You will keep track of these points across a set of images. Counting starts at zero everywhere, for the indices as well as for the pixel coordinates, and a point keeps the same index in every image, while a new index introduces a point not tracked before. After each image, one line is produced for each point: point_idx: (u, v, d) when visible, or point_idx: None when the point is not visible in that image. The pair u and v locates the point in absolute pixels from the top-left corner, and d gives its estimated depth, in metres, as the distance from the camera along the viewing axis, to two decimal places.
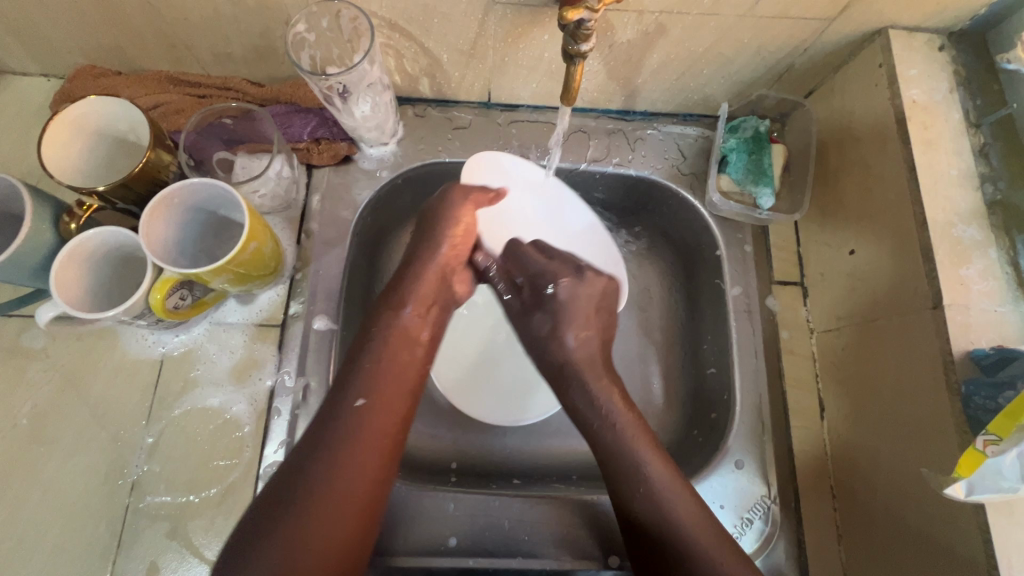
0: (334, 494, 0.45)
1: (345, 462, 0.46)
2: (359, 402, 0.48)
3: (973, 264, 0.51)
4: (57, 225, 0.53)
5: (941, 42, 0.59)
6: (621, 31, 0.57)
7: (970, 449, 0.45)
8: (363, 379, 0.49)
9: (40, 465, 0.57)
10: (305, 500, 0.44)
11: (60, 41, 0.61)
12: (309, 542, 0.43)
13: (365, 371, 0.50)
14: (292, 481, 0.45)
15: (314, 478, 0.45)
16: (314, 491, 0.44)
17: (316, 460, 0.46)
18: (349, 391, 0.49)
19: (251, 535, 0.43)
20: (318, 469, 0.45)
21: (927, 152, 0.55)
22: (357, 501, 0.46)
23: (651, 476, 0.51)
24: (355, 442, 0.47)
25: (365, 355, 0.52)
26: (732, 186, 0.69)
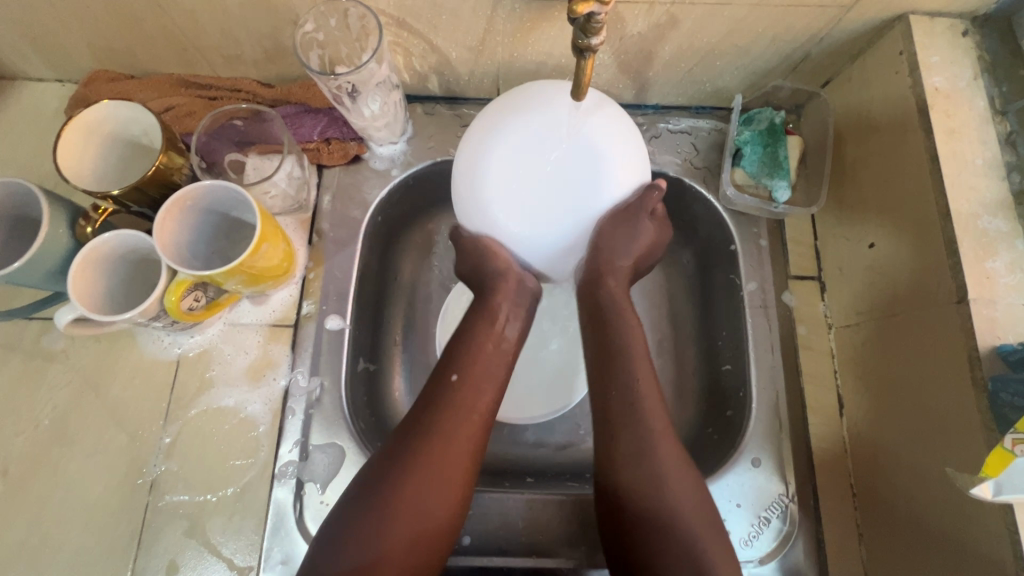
0: (428, 475, 0.46)
1: (436, 446, 0.47)
2: (453, 376, 0.51)
3: (999, 257, 0.50)
4: (73, 230, 0.54)
5: (964, 27, 0.57)
6: (632, 24, 0.56)
7: (998, 448, 0.44)
8: (455, 364, 0.52)
9: (61, 464, 0.58)
10: (400, 473, 0.46)
11: (73, 46, 0.62)
12: (393, 520, 0.44)
13: (458, 352, 0.53)
14: (374, 466, 0.47)
15: (396, 457, 0.47)
16: (404, 468, 0.46)
17: (399, 436, 0.48)
18: (443, 367, 0.52)
19: (345, 514, 0.46)
20: (404, 440, 0.48)
21: (950, 141, 0.53)
22: (451, 482, 0.47)
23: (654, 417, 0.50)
24: (435, 418, 0.49)
25: (457, 341, 0.54)
26: (746, 179, 0.67)
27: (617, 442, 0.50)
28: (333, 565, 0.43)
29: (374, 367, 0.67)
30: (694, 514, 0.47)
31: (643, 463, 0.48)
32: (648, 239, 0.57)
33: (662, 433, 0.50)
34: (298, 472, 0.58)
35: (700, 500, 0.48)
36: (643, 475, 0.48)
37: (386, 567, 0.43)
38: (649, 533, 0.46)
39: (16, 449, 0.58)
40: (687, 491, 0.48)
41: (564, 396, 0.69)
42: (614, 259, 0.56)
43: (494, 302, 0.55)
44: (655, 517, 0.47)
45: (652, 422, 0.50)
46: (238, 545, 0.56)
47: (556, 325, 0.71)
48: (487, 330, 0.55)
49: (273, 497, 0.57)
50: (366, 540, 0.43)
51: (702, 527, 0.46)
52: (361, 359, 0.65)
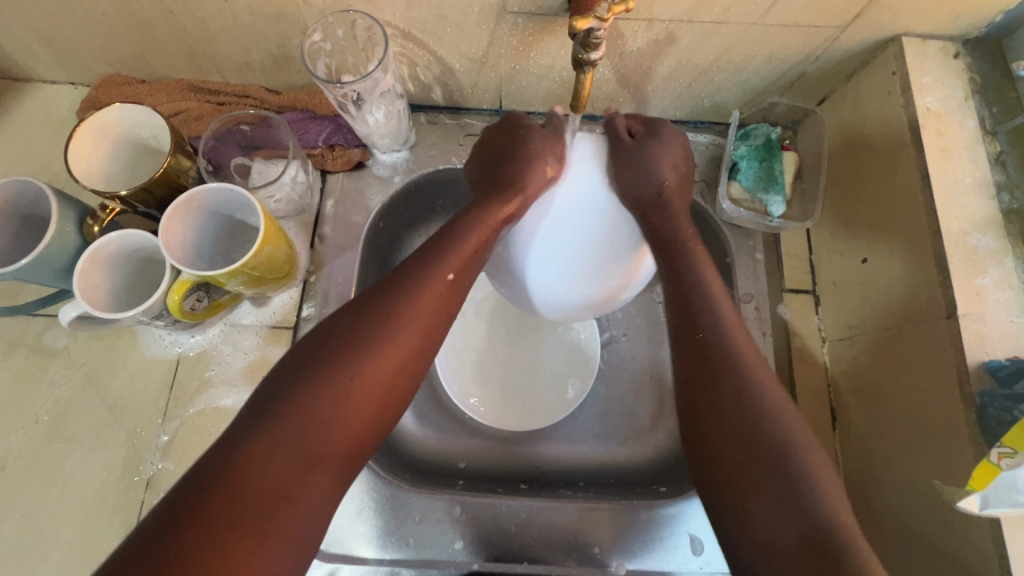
0: (374, 368, 0.41)
1: (404, 338, 0.43)
2: (448, 277, 0.47)
3: (988, 273, 0.51)
4: (81, 229, 0.55)
5: (956, 49, 0.59)
6: (631, 40, 0.58)
7: (984, 462, 0.45)
8: (450, 264, 0.47)
9: (60, 459, 0.59)
10: (346, 360, 0.41)
11: (88, 51, 0.64)
12: (345, 409, 0.40)
13: (448, 244, 0.48)
14: (339, 342, 0.42)
15: (369, 345, 0.42)
16: (370, 356, 0.41)
17: (373, 313, 0.43)
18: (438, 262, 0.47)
19: (295, 377, 0.40)
20: (381, 325, 0.43)
21: (942, 159, 0.55)
22: (402, 381, 0.43)
23: (752, 358, 0.46)
24: (417, 314, 0.44)
25: (464, 230, 0.49)
26: (742, 192, 0.68)
27: (721, 375, 0.45)
28: (250, 437, 0.37)
29: None
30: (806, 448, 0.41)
31: (748, 407, 0.43)
32: (672, 158, 0.56)
33: (759, 369, 0.45)
34: None
35: (803, 433, 0.42)
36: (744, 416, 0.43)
37: (331, 454, 0.39)
38: (766, 475, 0.40)
39: (16, 444, 0.59)
40: (794, 427, 0.42)
41: (564, 406, 0.68)
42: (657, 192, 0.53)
43: (511, 202, 0.50)
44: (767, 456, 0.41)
45: (746, 358, 0.46)
46: None
47: (552, 335, 0.72)
48: (491, 222, 0.50)
49: None
50: (286, 425, 0.38)
51: (814, 459, 0.40)
52: None
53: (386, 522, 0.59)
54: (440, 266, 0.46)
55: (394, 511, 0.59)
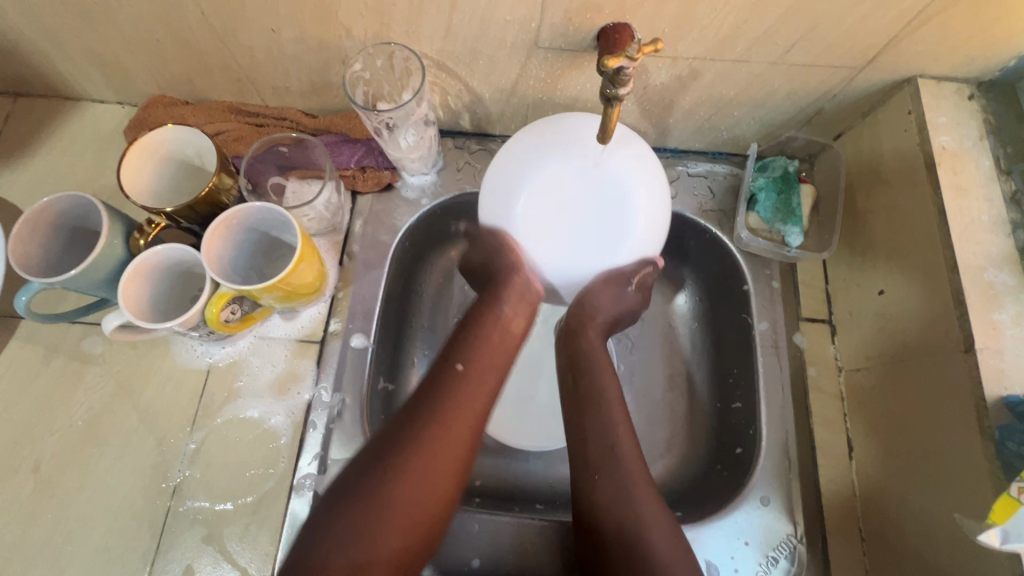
0: (417, 463, 0.47)
1: (433, 436, 0.49)
2: (459, 366, 0.54)
3: (1005, 309, 0.52)
4: (127, 242, 0.57)
5: (970, 91, 0.61)
6: (655, 75, 0.61)
7: (1004, 496, 0.46)
8: (461, 356, 0.55)
9: (90, 464, 0.60)
10: (391, 460, 0.47)
11: (138, 73, 0.68)
12: (393, 508, 0.45)
13: (464, 346, 0.57)
14: (371, 447, 0.49)
15: (404, 445, 0.48)
16: (403, 454, 0.47)
17: (399, 417, 0.51)
18: (451, 359, 0.55)
19: (343, 492, 0.46)
20: (416, 425, 0.49)
21: (957, 197, 0.56)
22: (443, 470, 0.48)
23: (627, 448, 0.54)
24: (449, 409, 0.51)
25: (464, 335, 0.58)
26: (760, 223, 0.70)
27: (610, 461, 0.53)
28: (318, 549, 0.43)
29: (392, 387, 0.69)
30: (653, 514, 0.50)
31: (619, 477, 0.52)
32: (627, 303, 0.63)
33: (629, 447, 0.54)
34: (315, 485, 0.59)
35: (649, 492, 0.52)
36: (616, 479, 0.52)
37: (380, 557, 0.44)
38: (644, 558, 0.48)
39: (49, 448, 0.61)
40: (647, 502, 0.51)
41: None
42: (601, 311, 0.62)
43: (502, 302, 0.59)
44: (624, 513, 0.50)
45: (620, 442, 0.54)
46: (253, 555, 0.57)
47: None
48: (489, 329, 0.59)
49: (290, 509, 0.59)
50: (344, 532, 0.44)
51: (652, 519, 0.50)
52: (380, 379, 0.67)
53: None
54: (449, 359, 0.55)
55: None
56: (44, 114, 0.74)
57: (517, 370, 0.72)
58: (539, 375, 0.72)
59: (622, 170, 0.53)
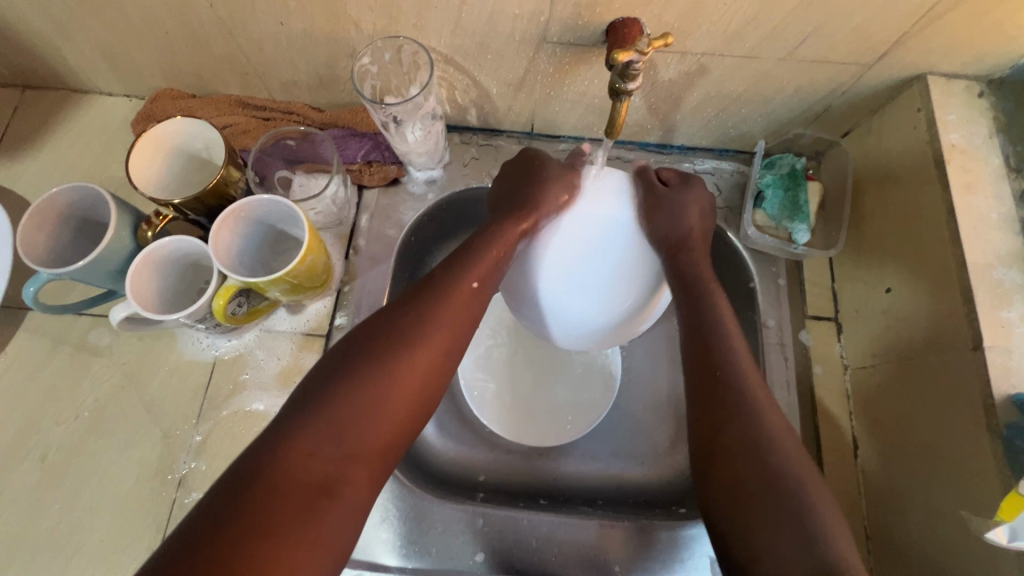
0: (411, 365, 0.45)
1: (432, 340, 0.46)
2: (471, 284, 0.50)
3: (1013, 307, 0.51)
4: (135, 233, 0.57)
5: (980, 89, 0.60)
6: (664, 71, 0.60)
7: (1012, 492, 0.47)
8: (474, 272, 0.50)
9: (97, 455, 0.61)
10: (377, 363, 0.44)
11: (146, 66, 0.68)
12: (379, 407, 0.42)
13: (474, 253, 0.52)
14: (369, 347, 0.45)
15: (399, 345, 0.45)
16: (402, 357, 0.44)
17: (408, 319, 0.47)
18: (462, 269, 0.50)
19: (333, 378, 0.43)
20: (414, 330, 0.46)
21: (967, 194, 0.56)
22: (430, 381, 0.46)
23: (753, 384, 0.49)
24: (447, 316, 0.48)
25: (481, 245, 0.53)
26: (767, 220, 0.70)
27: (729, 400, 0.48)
28: (293, 439, 0.39)
29: None
30: (790, 454, 0.45)
31: (756, 437, 0.46)
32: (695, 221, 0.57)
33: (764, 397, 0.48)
34: None
35: (800, 456, 0.45)
36: (749, 430, 0.46)
37: (360, 455, 0.41)
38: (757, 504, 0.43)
39: (56, 439, 0.61)
40: (808, 474, 0.44)
41: (588, 418, 0.69)
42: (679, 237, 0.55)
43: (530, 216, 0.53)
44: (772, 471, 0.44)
45: (753, 390, 0.48)
46: None
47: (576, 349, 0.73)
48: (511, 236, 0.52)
49: None
50: (325, 428, 0.40)
51: (800, 471, 0.44)
52: None
53: (411, 530, 0.60)
54: (462, 272, 0.50)
55: (417, 519, 0.60)
56: (51, 106, 0.74)
57: (522, 363, 0.72)
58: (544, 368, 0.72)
59: (613, 205, 0.53)
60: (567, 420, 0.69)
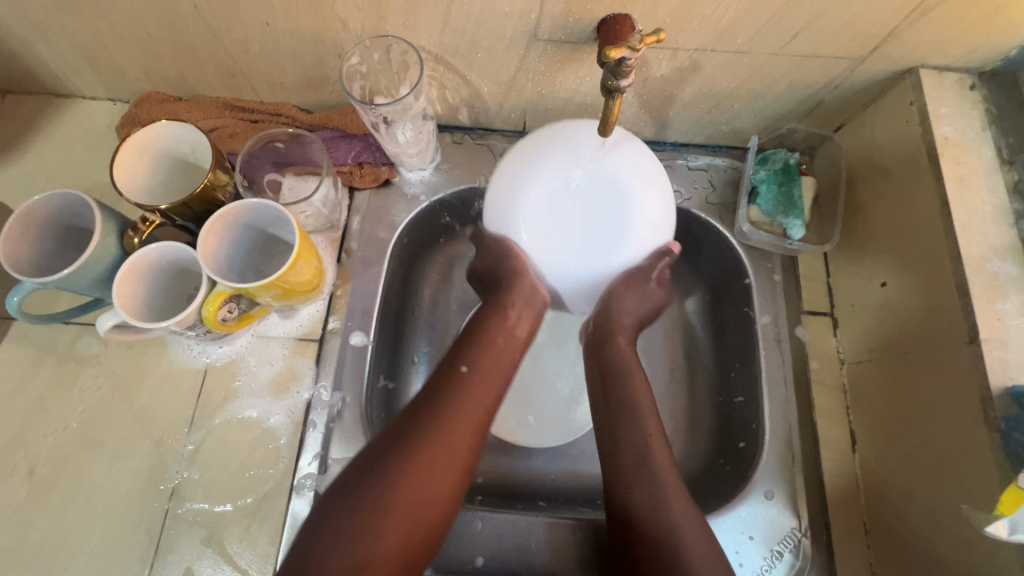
0: (421, 460, 0.46)
1: (442, 434, 0.47)
2: (463, 369, 0.52)
3: (1009, 299, 0.51)
4: (121, 240, 0.56)
5: (972, 81, 0.60)
6: (656, 67, 0.60)
7: (1013, 487, 0.46)
8: (464, 358, 0.53)
9: (86, 467, 0.59)
10: (388, 464, 0.45)
11: (130, 69, 0.66)
12: (394, 508, 0.43)
13: (466, 346, 0.55)
14: (371, 454, 0.47)
15: (405, 444, 0.46)
16: (409, 458, 0.46)
17: (410, 420, 0.48)
18: (453, 361, 0.54)
19: (344, 492, 0.44)
20: (418, 425, 0.47)
21: (960, 187, 0.56)
22: (443, 477, 0.46)
23: (655, 443, 0.53)
24: (455, 407, 0.49)
25: (473, 341, 0.55)
26: (761, 216, 0.69)
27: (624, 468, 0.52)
28: (319, 552, 0.41)
29: (392, 384, 0.69)
30: (687, 521, 0.48)
31: (660, 502, 0.49)
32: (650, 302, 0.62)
33: (662, 455, 0.52)
34: (316, 485, 0.59)
35: (705, 531, 0.49)
36: (653, 495, 0.50)
37: (379, 559, 0.42)
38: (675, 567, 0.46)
39: (44, 451, 0.60)
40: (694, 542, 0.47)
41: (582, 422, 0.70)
42: (621, 318, 0.61)
43: (507, 308, 0.58)
44: (654, 525, 0.48)
45: (653, 451, 0.52)
46: (252, 556, 0.57)
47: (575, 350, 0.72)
48: (492, 332, 0.57)
49: (291, 508, 0.58)
50: (345, 539, 0.42)
51: (688, 531, 0.48)
52: (380, 377, 0.67)
53: None
54: (453, 362, 0.53)
55: None
56: (33, 110, 0.72)
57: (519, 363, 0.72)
58: (541, 369, 0.72)
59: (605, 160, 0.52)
60: (526, 414, 0.70)
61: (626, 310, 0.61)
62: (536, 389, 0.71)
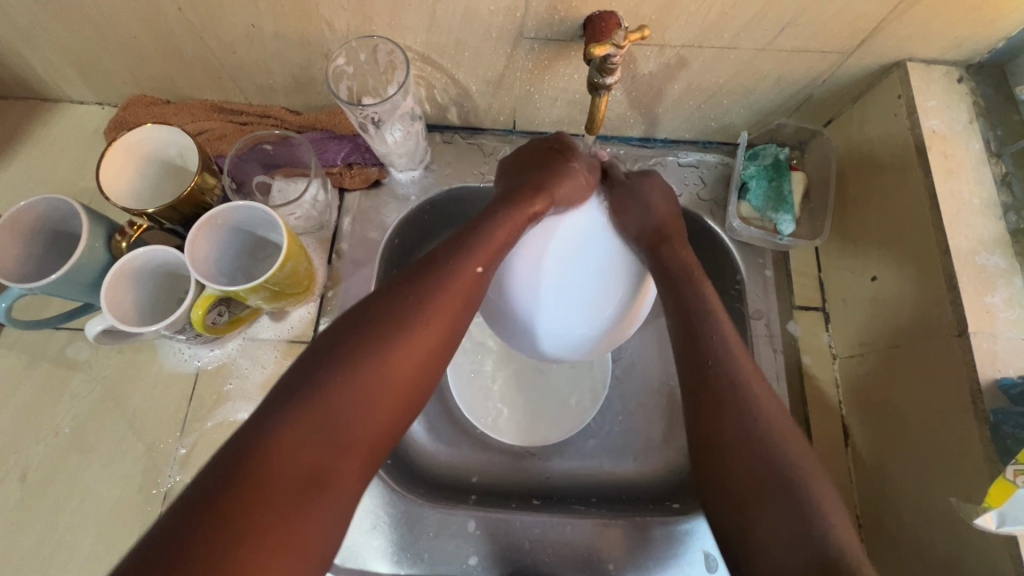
0: (406, 357, 0.42)
1: (428, 325, 0.43)
2: (476, 271, 0.46)
3: (998, 292, 0.51)
4: (109, 245, 0.56)
5: (959, 74, 0.60)
6: (643, 64, 0.60)
7: (1001, 480, 0.46)
8: (478, 257, 0.47)
9: (79, 472, 0.59)
10: (370, 351, 0.41)
11: (117, 73, 0.66)
12: (372, 399, 0.40)
13: (480, 242, 0.48)
14: (354, 342, 0.41)
15: (391, 334, 0.42)
16: (392, 346, 0.41)
17: (396, 308, 0.43)
18: (466, 256, 0.47)
19: (319, 368, 0.40)
20: (408, 316, 0.43)
21: (948, 180, 0.56)
22: (422, 371, 0.42)
23: (744, 372, 0.48)
24: (446, 306, 0.44)
25: (487, 231, 0.48)
26: (752, 212, 0.69)
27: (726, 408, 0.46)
28: (282, 427, 0.37)
29: None
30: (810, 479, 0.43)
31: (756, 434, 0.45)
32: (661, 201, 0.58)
33: (758, 387, 0.47)
34: None
35: (815, 471, 0.44)
36: (745, 427, 0.45)
37: (350, 449, 0.39)
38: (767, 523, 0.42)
39: (36, 457, 0.60)
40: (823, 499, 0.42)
41: (576, 420, 0.69)
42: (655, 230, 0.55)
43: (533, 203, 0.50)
44: (769, 471, 0.43)
45: (753, 387, 0.47)
46: None
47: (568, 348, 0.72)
48: (518, 219, 0.49)
49: None
50: (315, 423, 0.37)
51: (819, 495, 0.42)
52: None
53: (405, 536, 0.59)
54: (467, 257, 0.46)
55: (409, 525, 0.60)
56: (21, 116, 0.72)
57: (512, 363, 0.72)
58: (534, 368, 0.72)
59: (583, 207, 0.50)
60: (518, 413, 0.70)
61: (668, 227, 0.56)
62: (529, 388, 0.71)
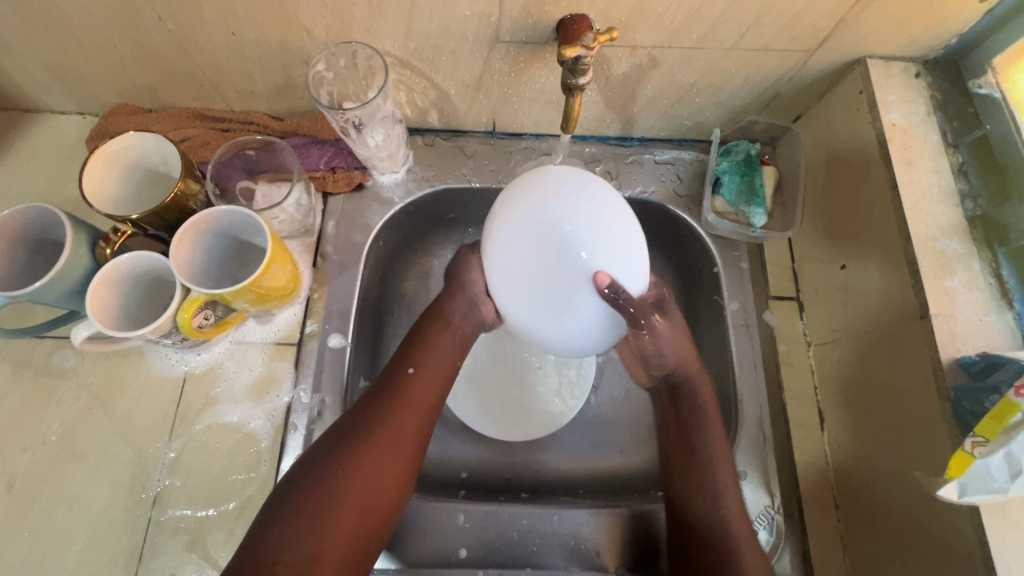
0: (362, 460, 0.52)
1: (384, 432, 0.53)
2: (409, 370, 0.58)
3: (956, 276, 0.54)
4: (93, 251, 0.57)
5: (917, 69, 0.63)
6: (616, 65, 0.62)
7: (959, 452, 0.48)
8: (409, 359, 0.59)
9: (67, 479, 0.59)
10: (336, 463, 0.51)
11: (98, 82, 0.67)
12: (341, 501, 0.50)
13: (417, 346, 0.60)
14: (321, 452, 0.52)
15: (351, 441, 0.52)
16: (355, 454, 0.52)
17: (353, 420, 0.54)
18: (399, 362, 0.59)
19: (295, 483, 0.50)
20: (361, 426, 0.54)
21: (908, 171, 0.58)
22: (387, 468, 0.53)
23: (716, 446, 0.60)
24: (392, 411, 0.55)
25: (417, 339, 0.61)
26: (726, 206, 0.72)
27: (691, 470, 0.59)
28: (271, 542, 0.47)
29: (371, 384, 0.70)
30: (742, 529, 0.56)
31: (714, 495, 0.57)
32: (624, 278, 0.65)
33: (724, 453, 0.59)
34: None
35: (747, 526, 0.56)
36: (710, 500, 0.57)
37: (325, 555, 0.48)
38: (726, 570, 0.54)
39: (22, 465, 0.60)
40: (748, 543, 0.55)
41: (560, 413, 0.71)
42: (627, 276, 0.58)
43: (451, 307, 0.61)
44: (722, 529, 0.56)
45: (714, 451, 0.59)
46: None
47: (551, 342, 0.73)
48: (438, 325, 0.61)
49: None
50: (296, 534, 0.47)
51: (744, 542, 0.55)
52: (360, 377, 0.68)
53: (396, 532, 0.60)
54: (400, 363, 0.58)
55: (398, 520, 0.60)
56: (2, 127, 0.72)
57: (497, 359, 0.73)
58: (518, 362, 0.73)
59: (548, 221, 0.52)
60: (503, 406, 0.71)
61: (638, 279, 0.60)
62: (513, 381, 0.72)
